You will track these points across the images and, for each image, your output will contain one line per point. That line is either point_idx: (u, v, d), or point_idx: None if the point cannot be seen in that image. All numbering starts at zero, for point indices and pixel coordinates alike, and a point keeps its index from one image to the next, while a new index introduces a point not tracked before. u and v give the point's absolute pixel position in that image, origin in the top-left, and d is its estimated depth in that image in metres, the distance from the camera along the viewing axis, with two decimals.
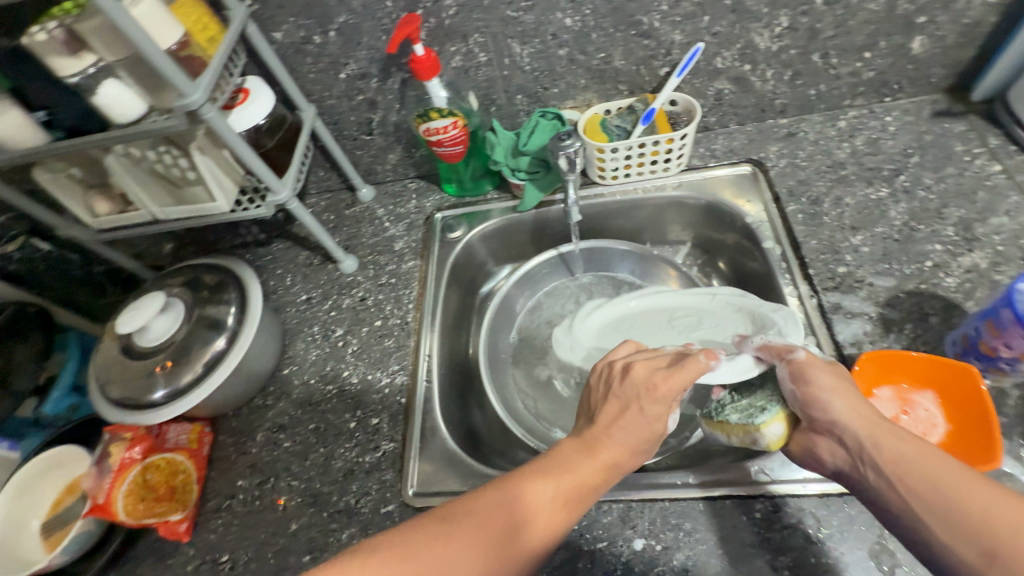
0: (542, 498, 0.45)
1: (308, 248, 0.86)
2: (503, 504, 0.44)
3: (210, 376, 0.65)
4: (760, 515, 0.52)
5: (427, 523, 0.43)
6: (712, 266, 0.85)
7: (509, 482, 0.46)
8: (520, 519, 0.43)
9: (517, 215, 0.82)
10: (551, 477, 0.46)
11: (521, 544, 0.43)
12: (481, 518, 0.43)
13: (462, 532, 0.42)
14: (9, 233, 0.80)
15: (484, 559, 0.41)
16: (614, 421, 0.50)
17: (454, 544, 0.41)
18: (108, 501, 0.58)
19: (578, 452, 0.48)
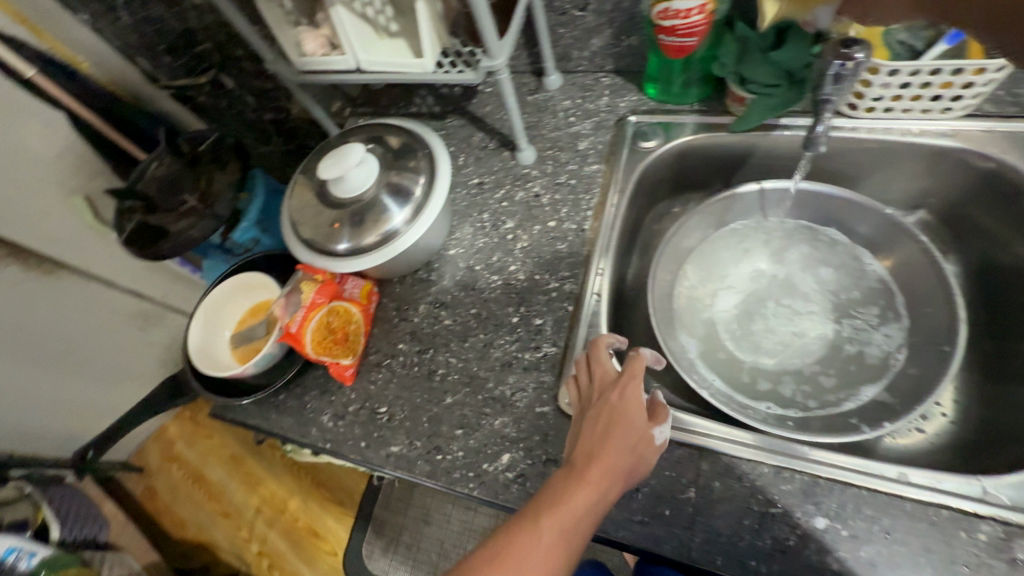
0: (565, 525, 0.44)
1: (485, 130, 0.82)
2: (527, 555, 0.42)
3: (391, 243, 0.65)
4: (983, 539, 0.45)
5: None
6: (950, 242, 0.70)
7: (516, 530, 0.44)
8: (551, 554, 0.42)
9: (725, 134, 0.71)
10: (550, 511, 0.44)
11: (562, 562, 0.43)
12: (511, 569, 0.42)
13: None
14: (202, 64, 0.83)
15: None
16: (596, 437, 0.49)
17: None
18: (300, 333, 0.61)
19: (571, 478, 0.46)
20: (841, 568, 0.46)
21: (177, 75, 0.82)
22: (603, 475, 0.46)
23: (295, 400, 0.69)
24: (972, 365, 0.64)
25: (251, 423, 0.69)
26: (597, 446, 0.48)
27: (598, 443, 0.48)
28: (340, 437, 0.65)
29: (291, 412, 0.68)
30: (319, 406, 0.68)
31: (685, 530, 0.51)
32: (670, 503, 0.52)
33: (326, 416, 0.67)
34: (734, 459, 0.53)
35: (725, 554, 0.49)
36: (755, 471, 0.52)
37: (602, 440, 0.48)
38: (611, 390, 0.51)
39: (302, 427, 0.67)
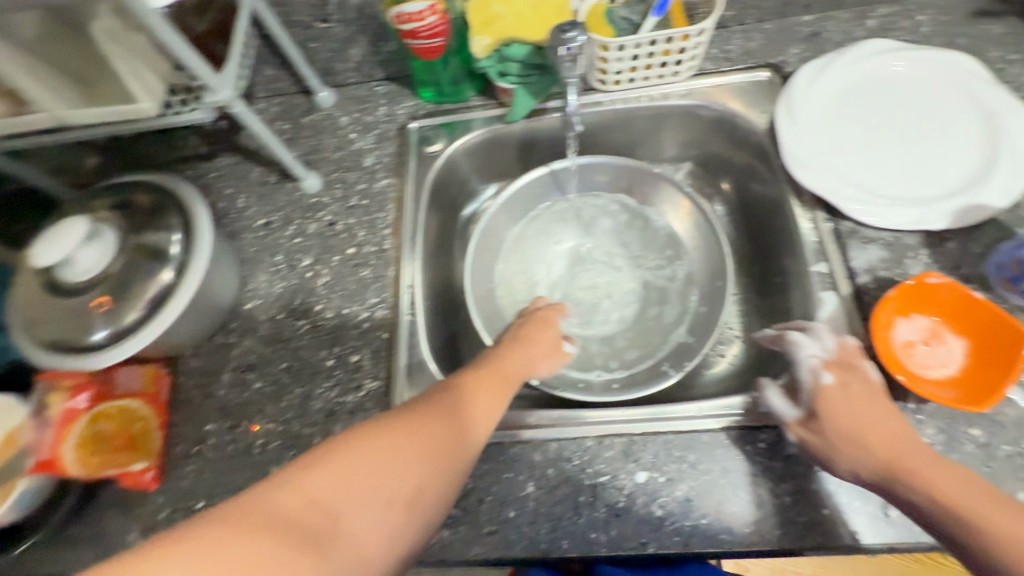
0: (456, 415, 0.44)
1: (261, 163, 0.74)
2: (421, 434, 0.40)
3: (158, 315, 0.56)
4: (764, 446, 0.51)
5: (329, 455, 0.36)
6: (714, 186, 0.79)
7: (405, 415, 0.41)
8: (444, 436, 0.41)
9: (504, 125, 0.72)
10: (454, 401, 0.45)
11: (454, 446, 0.41)
12: (405, 441, 0.39)
13: (365, 460, 0.37)
14: None
15: (433, 467, 0.39)
16: (500, 351, 0.55)
17: (385, 480, 0.37)
18: (57, 456, 0.52)
19: (475, 374, 0.49)
20: (664, 512, 0.50)
21: None
22: (501, 377, 0.51)
23: (89, 528, 0.57)
24: (749, 290, 0.73)
25: (36, 574, 0.56)
26: (500, 355, 0.54)
27: (501, 352, 0.55)
28: None
29: (85, 543, 0.57)
30: (122, 524, 0.57)
31: (531, 526, 0.51)
32: (513, 504, 0.52)
33: (132, 535, 0.56)
34: (562, 442, 0.54)
35: (569, 536, 0.50)
36: (582, 448, 0.54)
37: (506, 351, 0.55)
38: (525, 323, 0.60)
39: (104, 556, 0.56)
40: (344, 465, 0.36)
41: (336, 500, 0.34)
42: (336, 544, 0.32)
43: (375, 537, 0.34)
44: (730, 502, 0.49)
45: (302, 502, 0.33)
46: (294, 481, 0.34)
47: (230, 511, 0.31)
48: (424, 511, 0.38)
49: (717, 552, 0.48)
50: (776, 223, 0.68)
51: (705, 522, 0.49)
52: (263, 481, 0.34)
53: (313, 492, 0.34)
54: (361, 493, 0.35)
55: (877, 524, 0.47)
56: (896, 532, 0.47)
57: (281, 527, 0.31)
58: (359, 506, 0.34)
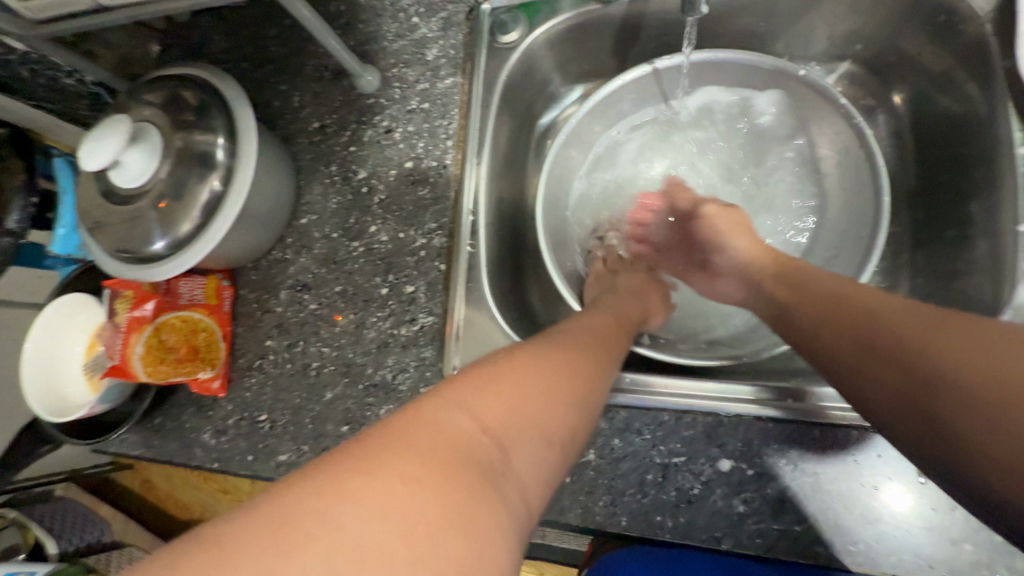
0: (594, 348, 0.40)
1: (315, 54, 0.65)
2: (569, 363, 0.36)
3: (209, 226, 0.53)
4: (893, 455, 0.41)
5: (489, 379, 0.32)
6: (880, 95, 0.59)
7: (544, 342, 0.37)
8: (589, 364, 0.37)
9: (599, 6, 0.56)
10: (584, 334, 0.41)
11: (599, 379, 0.37)
12: (552, 365, 0.34)
13: (524, 385, 0.32)
14: None
15: (586, 397, 0.35)
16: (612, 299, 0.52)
17: (537, 399, 0.32)
18: (126, 362, 0.54)
19: (594, 315, 0.46)
20: (747, 509, 0.42)
21: None
22: (621, 319, 0.48)
23: (172, 422, 0.61)
24: (901, 243, 0.56)
25: (134, 454, 0.62)
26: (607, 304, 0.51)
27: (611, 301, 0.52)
28: (225, 455, 0.58)
29: (169, 436, 0.61)
30: (198, 424, 0.60)
31: (588, 495, 0.46)
32: (571, 469, 0.47)
33: (207, 434, 0.60)
34: (633, 411, 0.47)
35: (630, 514, 0.45)
36: (656, 421, 0.46)
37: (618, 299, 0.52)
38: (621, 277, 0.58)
39: (185, 450, 0.60)
40: (506, 390, 0.31)
41: (503, 427, 0.29)
42: (510, 483, 0.28)
43: (534, 469, 0.30)
44: (835, 513, 0.41)
45: (475, 430, 0.28)
46: (462, 405, 0.29)
47: (411, 434, 0.26)
48: (575, 445, 0.34)
49: (807, 563, 0.41)
50: (969, 155, 0.49)
51: (798, 529, 0.41)
52: (424, 400, 0.29)
53: (484, 420, 0.29)
54: (532, 433, 0.31)
55: None
56: None
57: (464, 459, 0.26)
58: (523, 436, 0.30)
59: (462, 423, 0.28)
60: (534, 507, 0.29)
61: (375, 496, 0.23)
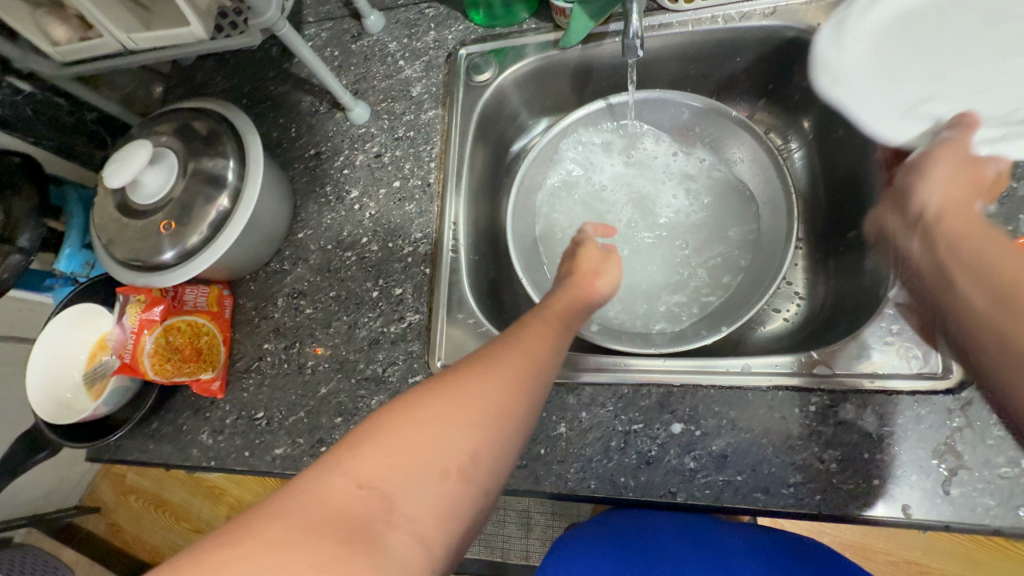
0: (509, 375, 0.41)
1: (311, 92, 0.73)
2: (471, 402, 0.38)
3: (218, 238, 0.59)
4: (814, 410, 0.49)
5: (374, 435, 0.35)
6: (793, 124, 0.70)
7: (448, 382, 0.39)
8: (495, 397, 0.39)
9: (558, 51, 0.67)
10: (497, 360, 0.42)
11: (504, 410, 0.39)
12: (436, 405, 0.37)
13: (413, 431, 0.36)
14: None
15: (488, 427, 0.38)
16: (557, 301, 0.51)
17: (423, 443, 0.35)
18: (135, 360, 0.58)
19: (521, 328, 0.47)
20: (697, 465, 0.49)
21: None
22: (556, 326, 0.48)
23: (170, 425, 0.65)
24: (818, 244, 0.66)
25: (131, 459, 0.65)
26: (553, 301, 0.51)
27: (551, 299, 0.52)
28: (221, 452, 0.62)
29: (167, 438, 0.64)
30: (195, 425, 0.64)
31: (560, 464, 0.52)
32: (544, 441, 0.53)
33: (204, 435, 0.63)
34: (597, 387, 0.54)
35: (598, 477, 0.51)
36: (617, 394, 0.53)
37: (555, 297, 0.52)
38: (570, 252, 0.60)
39: (182, 451, 0.63)
40: (388, 442, 0.35)
41: (385, 478, 0.33)
42: (395, 529, 0.32)
43: (427, 506, 0.34)
44: (769, 462, 0.48)
45: (353, 488, 0.32)
46: (343, 467, 0.34)
47: (290, 503, 0.31)
48: (480, 472, 0.37)
49: (749, 508, 0.47)
50: (861, 171, 0.60)
51: (739, 478, 0.48)
52: (313, 470, 0.34)
53: (364, 475, 0.33)
54: (418, 475, 0.34)
55: (927, 500, 0.44)
56: (949, 510, 0.44)
57: (340, 521, 0.31)
58: (409, 482, 0.34)
59: (344, 487, 0.32)
60: (432, 542, 0.33)
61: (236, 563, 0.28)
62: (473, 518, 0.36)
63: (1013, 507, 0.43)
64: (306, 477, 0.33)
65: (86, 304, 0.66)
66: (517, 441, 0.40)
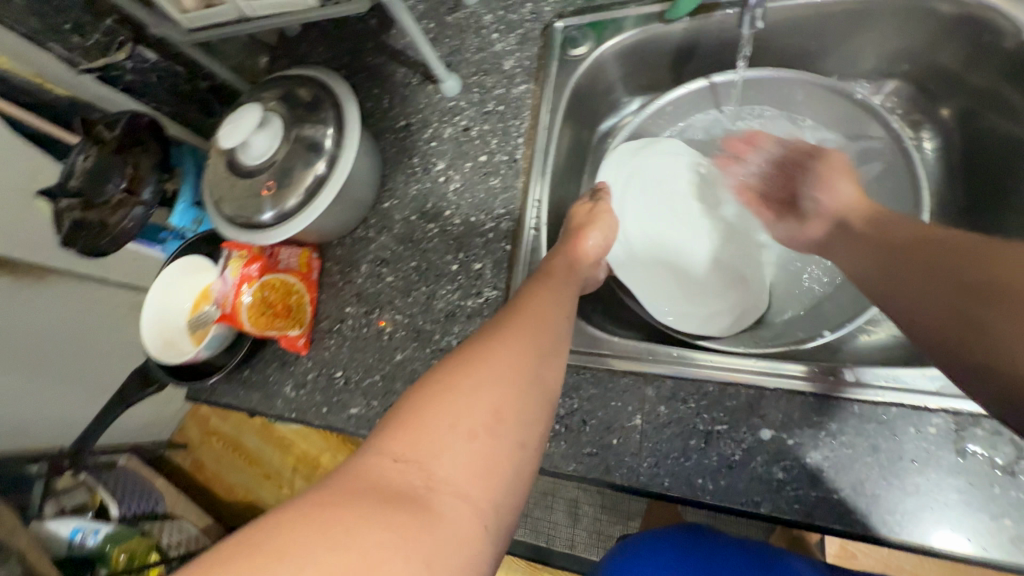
0: (517, 338, 0.42)
1: (405, 64, 0.74)
2: (487, 364, 0.39)
3: (314, 202, 0.61)
4: (933, 433, 0.43)
5: (401, 412, 0.36)
6: (927, 111, 0.62)
7: (463, 353, 0.40)
8: (509, 359, 0.40)
9: (662, 25, 0.63)
10: (507, 332, 0.43)
11: (523, 372, 0.40)
12: (455, 374, 0.38)
13: (438, 399, 0.36)
14: (118, 38, 0.66)
15: (507, 385, 0.38)
16: (544, 273, 0.52)
17: (448, 408, 0.36)
18: (234, 311, 0.62)
19: (522, 300, 0.48)
20: (787, 476, 0.45)
21: (94, 55, 0.65)
22: (559, 294, 0.49)
23: (259, 375, 0.69)
24: None
25: (223, 403, 0.70)
26: (553, 272, 0.52)
27: (548, 268, 0.53)
28: (303, 405, 0.66)
29: (255, 387, 0.69)
30: (281, 378, 0.68)
31: (633, 456, 0.50)
32: (618, 432, 0.51)
33: (288, 387, 0.67)
34: (678, 381, 0.51)
35: (673, 475, 0.48)
36: (700, 391, 0.50)
37: (558, 266, 0.53)
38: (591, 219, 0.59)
39: (268, 400, 0.68)
40: (414, 416, 0.36)
41: (416, 448, 0.34)
42: (436, 492, 0.33)
43: (465, 467, 0.34)
44: (872, 483, 0.43)
45: (388, 462, 0.34)
46: (377, 450, 0.34)
47: (327, 485, 0.32)
48: (510, 427, 0.37)
49: (845, 530, 0.43)
50: None
51: (835, 497, 0.44)
52: (351, 460, 0.34)
53: (398, 451, 0.34)
54: (449, 439, 0.35)
55: None
56: None
57: (380, 490, 0.32)
58: (441, 446, 0.34)
59: (379, 464, 0.33)
60: (478, 501, 0.34)
61: (283, 536, 0.29)
62: (517, 477, 0.37)
63: None
64: (346, 465, 0.34)
65: (198, 257, 0.72)
66: (539, 397, 0.40)
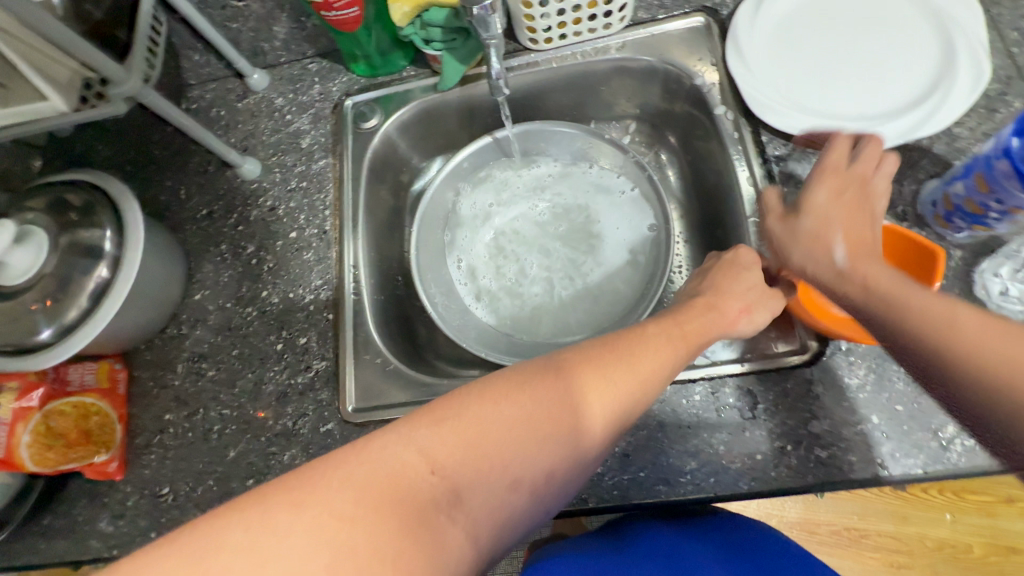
0: (602, 379, 0.42)
1: (199, 152, 0.73)
2: (552, 403, 0.40)
3: (97, 312, 0.56)
4: (699, 398, 0.52)
5: (470, 421, 0.37)
6: (660, 140, 0.77)
7: (546, 377, 0.41)
8: (578, 410, 0.41)
9: (439, 94, 0.71)
10: (602, 364, 0.43)
11: (586, 432, 0.40)
12: (519, 406, 0.39)
13: (497, 422, 0.38)
14: None
15: (557, 446, 0.39)
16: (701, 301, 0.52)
17: (495, 444, 0.37)
18: (9, 455, 0.54)
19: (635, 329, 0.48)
20: (603, 468, 0.51)
21: None
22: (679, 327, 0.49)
23: (64, 518, 0.60)
24: (700, 247, 0.73)
25: (19, 564, 0.59)
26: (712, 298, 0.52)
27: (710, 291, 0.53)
28: (124, 538, 0.58)
29: (61, 533, 0.59)
30: (93, 514, 0.59)
31: None
32: None
33: (103, 522, 0.59)
34: None
35: None
36: None
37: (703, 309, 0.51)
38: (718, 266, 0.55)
39: (80, 544, 0.58)
40: (469, 436, 0.37)
41: (456, 470, 0.35)
42: (454, 523, 0.34)
43: (486, 509, 0.36)
44: (666, 454, 0.51)
45: (426, 472, 0.34)
46: (416, 443, 0.35)
47: (366, 462, 0.33)
48: (539, 489, 0.39)
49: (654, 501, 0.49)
50: (717, 176, 0.67)
51: (642, 475, 0.50)
52: (384, 434, 0.35)
53: (439, 461, 0.35)
54: (483, 473, 0.36)
55: (804, 465, 0.48)
56: (822, 472, 0.48)
57: (407, 501, 0.33)
58: (478, 484, 0.36)
59: (418, 465, 0.34)
60: (478, 543, 0.35)
61: (316, 514, 0.30)
62: (521, 527, 0.39)
63: (874, 463, 0.47)
64: (379, 439, 0.35)
65: None
66: (587, 453, 0.41)
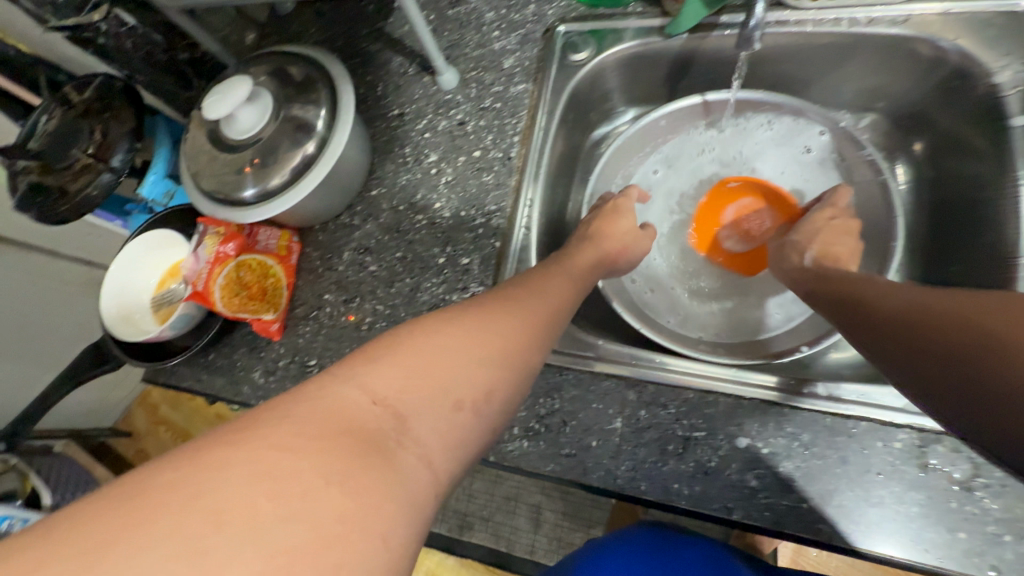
0: (490, 318, 0.40)
1: (402, 53, 0.73)
2: (472, 334, 0.38)
3: (297, 184, 0.59)
4: (898, 447, 0.45)
5: (368, 351, 0.34)
6: (902, 147, 0.66)
7: (428, 319, 0.38)
8: (524, 330, 0.41)
9: (661, 38, 0.64)
10: (495, 307, 0.42)
11: (523, 354, 0.40)
12: (450, 335, 0.37)
13: (421, 352, 0.35)
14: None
15: (501, 364, 0.38)
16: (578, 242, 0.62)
17: (439, 367, 0.34)
18: (206, 290, 0.59)
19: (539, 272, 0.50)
20: (759, 484, 0.46)
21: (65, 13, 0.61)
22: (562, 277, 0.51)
23: (225, 359, 0.66)
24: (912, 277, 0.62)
25: (184, 386, 0.67)
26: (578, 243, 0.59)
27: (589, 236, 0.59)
28: (271, 393, 0.63)
29: (221, 371, 0.66)
30: (250, 363, 0.65)
31: (611, 459, 0.50)
32: (598, 434, 0.51)
33: (256, 373, 0.64)
34: (660, 387, 0.52)
35: (650, 479, 0.48)
36: (681, 398, 0.51)
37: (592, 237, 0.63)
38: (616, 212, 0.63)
39: (234, 385, 0.64)
40: (405, 361, 0.34)
41: (401, 399, 0.32)
42: (406, 449, 0.30)
43: (441, 433, 0.32)
44: (840, 494, 0.45)
45: (366, 402, 0.30)
46: (354, 381, 0.32)
47: (250, 420, 0.28)
48: (493, 409, 0.36)
49: (812, 538, 0.44)
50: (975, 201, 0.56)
51: (804, 506, 0.45)
52: (318, 382, 0.31)
53: (378, 392, 0.31)
54: (437, 393, 0.33)
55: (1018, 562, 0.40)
56: None
57: (352, 433, 0.28)
58: (426, 407, 0.32)
59: (351, 399, 0.30)
60: (439, 470, 0.31)
61: (243, 461, 0.25)
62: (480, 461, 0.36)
63: None
64: (311, 389, 0.31)
65: (167, 231, 0.68)
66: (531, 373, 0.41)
